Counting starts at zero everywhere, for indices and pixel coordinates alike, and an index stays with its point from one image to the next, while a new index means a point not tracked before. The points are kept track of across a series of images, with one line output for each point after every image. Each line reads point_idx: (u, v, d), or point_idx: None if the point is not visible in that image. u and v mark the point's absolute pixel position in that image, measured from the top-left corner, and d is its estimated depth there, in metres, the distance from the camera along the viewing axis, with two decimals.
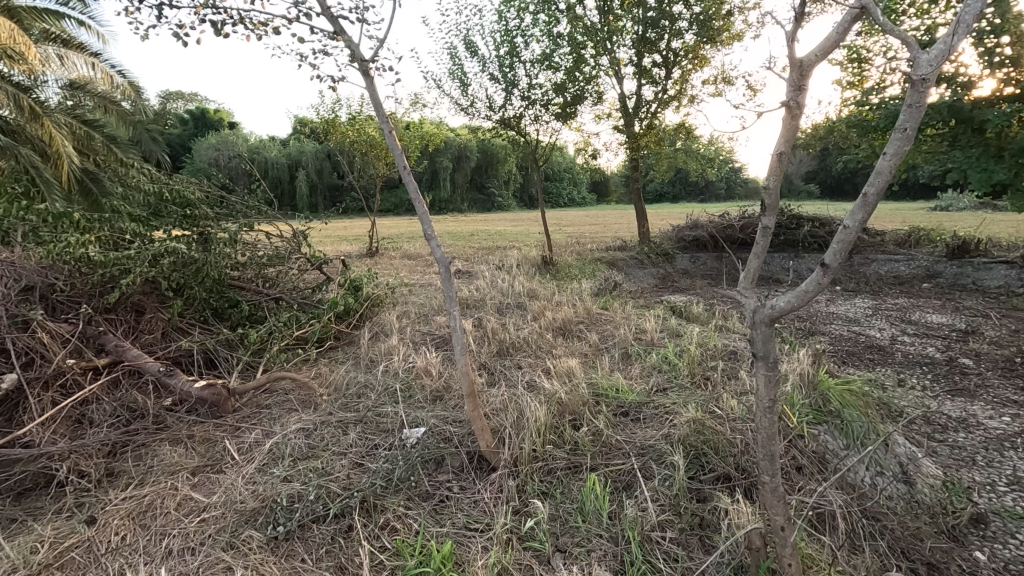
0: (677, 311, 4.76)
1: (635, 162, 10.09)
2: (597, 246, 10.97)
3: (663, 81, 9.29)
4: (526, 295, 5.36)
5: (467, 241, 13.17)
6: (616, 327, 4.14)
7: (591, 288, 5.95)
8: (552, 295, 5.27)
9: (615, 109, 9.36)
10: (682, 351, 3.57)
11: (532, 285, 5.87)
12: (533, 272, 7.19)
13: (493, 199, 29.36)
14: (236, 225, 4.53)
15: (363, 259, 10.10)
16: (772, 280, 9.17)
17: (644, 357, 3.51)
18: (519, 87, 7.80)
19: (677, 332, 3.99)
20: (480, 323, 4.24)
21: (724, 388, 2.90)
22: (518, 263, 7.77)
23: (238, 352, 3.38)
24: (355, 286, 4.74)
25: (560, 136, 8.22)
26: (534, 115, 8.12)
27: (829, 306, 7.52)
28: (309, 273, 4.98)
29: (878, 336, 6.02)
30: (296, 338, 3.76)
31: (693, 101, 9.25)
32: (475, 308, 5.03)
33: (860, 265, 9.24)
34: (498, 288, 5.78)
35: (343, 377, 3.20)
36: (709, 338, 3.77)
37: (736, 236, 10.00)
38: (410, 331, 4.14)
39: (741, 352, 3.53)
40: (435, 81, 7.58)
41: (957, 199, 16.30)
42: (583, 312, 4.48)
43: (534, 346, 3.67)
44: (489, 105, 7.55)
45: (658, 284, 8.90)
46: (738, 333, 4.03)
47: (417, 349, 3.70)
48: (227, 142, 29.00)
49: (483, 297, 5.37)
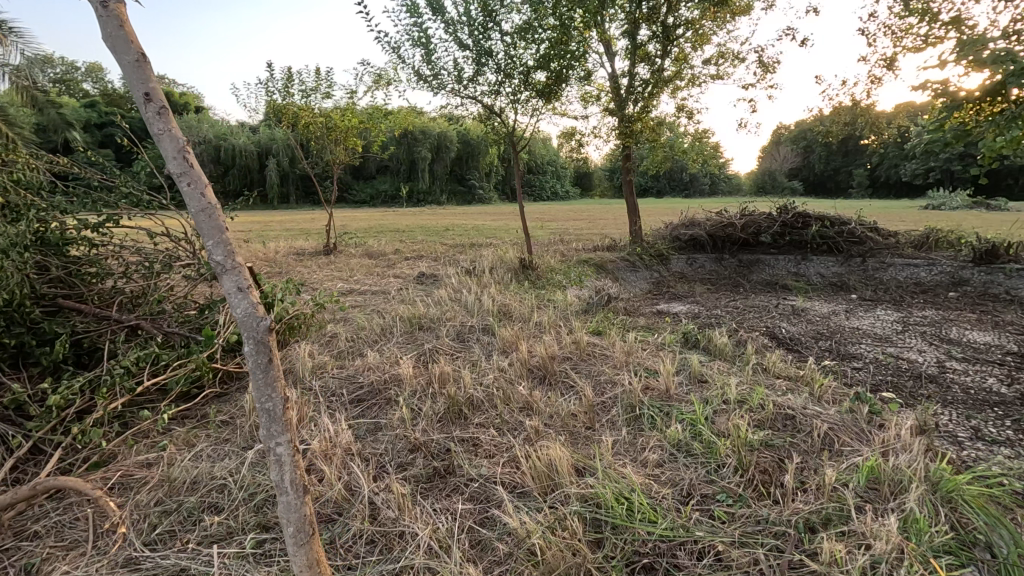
0: (691, 342, 3.67)
1: (627, 151, 8.97)
2: (583, 245, 9.90)
3: (659, 60, 8.15)
4: (497, 314, 4.22)
5: (438, 237, 11.99)
6: (617, 370, 3.01)
7: (578, 303, 4.84)
8: (531, 315, 4.15)
9: (604, 91, 8.19)
10: (715, 415, 2.45)
11: (507, 298, 4.73)
12: (509, 278, 6.07)
13: (473, 191, 28.08)
14: (86, 219, 3.23)
15: (318, 258, 8.89)
16: (778, 286, 8.16)
17: (659, 424, 2.40)
18: (494, 58, 6.55)
19: (701, 379, 2.87)
20: (428, 360, 3.09)
21: (799, 504, 1.79)
22: (492, 266, 6.62)
23: (31, 421, 2.14)
24: (266, 303, 3.51)
25: (542, 120, 7.03)
26: (512, 92, 6.90)
27: (850, 320, 6.50)
28: (206, 284, 3.74)
29: (921, 361, 4.99)
30: (146, 389, 2.53)
31: (693, 84, 8.12)
32: (429, 333, 3.86)
33: (875, 270, 8.30)
34: (463, 301, 4.62)
35: (191, 471, 2.01)
36: (750, 391, 2.66)
37: (737, 236, 9.00)
38: (330, 374, 2.94)
39: (799, 418, 2.43)
40: (394, 48, 6.32)
41: (953, 198, 15.69)
42: (568, 343, 3.34)
43: (500, 406, 2.53)
44: (457, 77, 6.30)
45: (652, 290, 7.85)
46: (783, 380, 2.93)
47: (330, 408, 2.53)
48: (190, 128, 27.31)
49: (442, 315, 4.20)
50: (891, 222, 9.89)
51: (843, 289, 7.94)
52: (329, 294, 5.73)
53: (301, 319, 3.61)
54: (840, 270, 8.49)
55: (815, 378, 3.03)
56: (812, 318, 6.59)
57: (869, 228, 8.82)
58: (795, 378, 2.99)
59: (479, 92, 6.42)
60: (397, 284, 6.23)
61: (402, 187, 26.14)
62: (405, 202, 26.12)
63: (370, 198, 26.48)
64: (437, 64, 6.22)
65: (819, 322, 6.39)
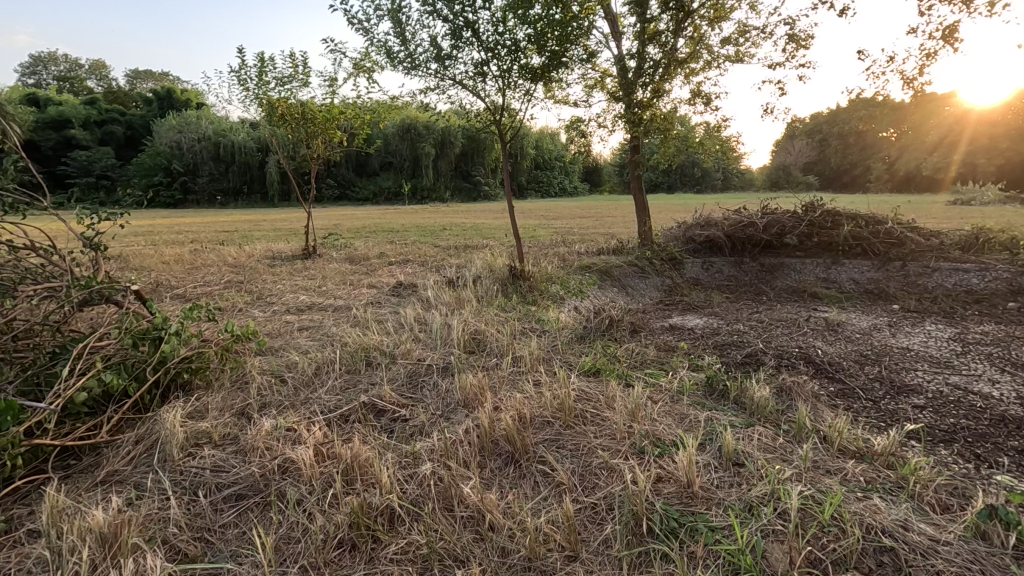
0: (716, 389, 2.77)
1: (635, 142, 8.05)
2: (586, 248, 9.00)
3: (671, 40, 7.24)
4: (467, 346, 3.33)
5: (432, 238, 11.12)
6: (616, 447, 2.12)
7: (573, 327, 3.97)
8: (509, 350, 3.26)
9: (609, 75, 7.28)
10: (768, 542, 1.57)
11: (483, 321, 3.87)
12: (496, 291, 5.22)
13: (480, 188, 27.10)
14: None
15: (293, 263, 8.08)
16: (806, 294, 7.22)
17: (680, 563, 1.52)
18: (481, 34, 5.64)
19: (737, 465, 1.99)
20: (352, 431, 2.24)
21: None
22: (478, 275, 5.78)
23: None
24: (155, 337, 2.66)
25: (535, 107, 6.12)
26: (503, 74, 5.99)
27: (897, 337, 5.56)
28: (85, 313, 2.89)
29: (998, 396, 4.03)
30: None
31: (710, 66, 7.18)
32: (376, 373, 3.01)
33: (917, 275, 7.31)
34: (431, 326, 3.75)
35: None
36: (815, 493, 1.76)
37: (758, 237, 8.07)
38: (207, 453, 2.08)
39: (904, 548, 1.53)
40: (364, 23, 5.46)
41: (983, 192, 14.69)
42: (549, 395, 2.46)
43: (435, 525, 1.66)
44: (436, 57, 5.39)
45: (663, 299, 6.96)
46: (855, 464, 2.04)
47: (178, 530, 1.67)
48: (190, 125, 26.82)
49: (397, 346, 3.33)
50: (930, 220, 8.90)
51: (882, 298, 6.97)
52: (285, 313, 4.89)
53: (211, 356, 2.75)
54: (876, 275, 7.53)
55: (899, 455, 2.13)
56: (850, 335, 5.65)
57: (908, 229, 7.85)
58: (872, 460, 2.09)
59: (462, 74, 5.50)
60: (366, 298, 5.39)
61: (405, 184, 25.36)
62: (408, 199, 25.33)
63: (374, 195, 25.67)
64: (412, 40, 5.30)
65: (860, 340, 5.46)
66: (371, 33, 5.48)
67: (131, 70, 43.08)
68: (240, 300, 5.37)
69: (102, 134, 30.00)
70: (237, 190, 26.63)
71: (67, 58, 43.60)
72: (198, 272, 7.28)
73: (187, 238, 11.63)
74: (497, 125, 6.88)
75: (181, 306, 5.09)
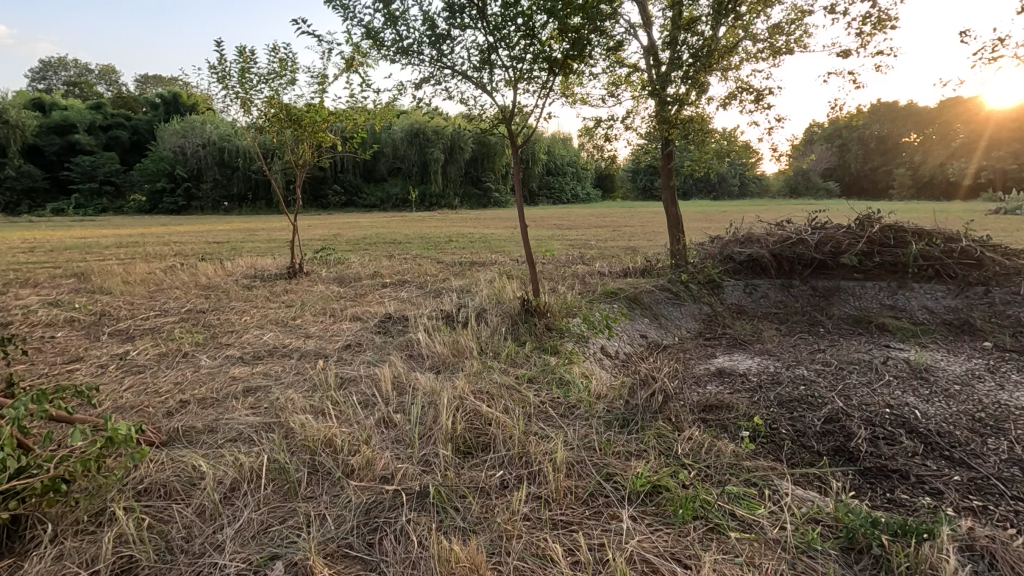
0: (866, 553, 1.69)
1: (667, 147, 6.98)
2: (609, 266, 7.90)
3: (711, 28, 6.15)
4: (462, 447, 2.27)
5: (435, 252, 10.07)
6: None
7: (608, 400, 2.88)
8: (522, 457, 2.19)
9: (638, 69, 6.23)
10: None
11: (486, 391, 2.80)
12: (503, 334, 4.15)
13: (489, 194, 26.19)
14: None
15: (275, 284, 7.13)
16: (872, 326, 6.08)
17: None
18: (489, 14, 4.60)
19: None
20: None
21: None
22: (482, 308, 4.72)
23: None
24: None
25: (555, 104, 5.06)
26: (515, 63, 4.94)
27: (1008, 391, 4.39)
28: None
29: None
30: None
31: (758, 57, 6.09)
32: (320, 500, 1.96)
33: (1006, 304, 6.14)
34: (411, 403, 2.67)
35: None
36: None
37: (809, 256, 6.93)
38: None
39: None
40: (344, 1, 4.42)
41: None
42: None
43: None
44: (433, 40, 4.34)
45: (704, 333, 5.87)
46: None
47: None
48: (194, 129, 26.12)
49: (359, 444, 2.28)
50: (1004, 236, 7.72)
51: (967, 333, 5.81)
52: (236, 362, 3.84)
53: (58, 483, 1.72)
54: (955, 302, 6.35)
55: None
56: (948, 387, 4.47)
57: (988, 247, 6.67)
58: None
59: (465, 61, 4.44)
60: (343, 338, 4.34)
61: (413, 190, 24.48)
62: (417, 206, 24.43)
63: (381, 202, 24.78)
64: (403, 17, 4.25)
65: (964, 397, 4.27)
66: (354, 13, 4.44)
67: (141, 75, 43.02)
68: (189, 340, 4.35)
69: (107, 139, 29.52)
70: (242, 197, 25.88)
71: (77, 62, 43.37)
72: (162, 295, 6.30)
73: (172, 249, 10.73)
74: (508, 127, 5.83)
75: (111, 351, 4.06)
